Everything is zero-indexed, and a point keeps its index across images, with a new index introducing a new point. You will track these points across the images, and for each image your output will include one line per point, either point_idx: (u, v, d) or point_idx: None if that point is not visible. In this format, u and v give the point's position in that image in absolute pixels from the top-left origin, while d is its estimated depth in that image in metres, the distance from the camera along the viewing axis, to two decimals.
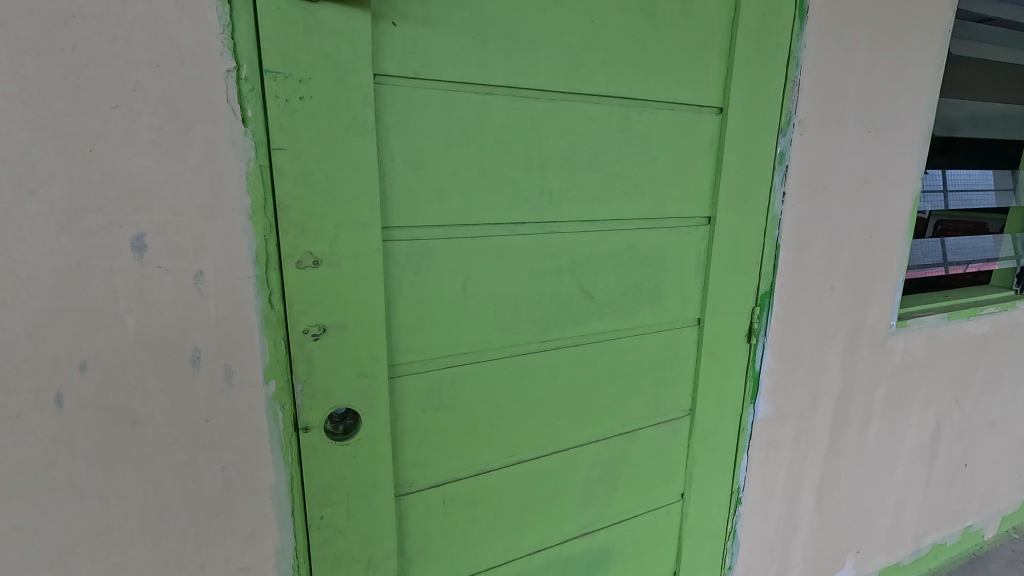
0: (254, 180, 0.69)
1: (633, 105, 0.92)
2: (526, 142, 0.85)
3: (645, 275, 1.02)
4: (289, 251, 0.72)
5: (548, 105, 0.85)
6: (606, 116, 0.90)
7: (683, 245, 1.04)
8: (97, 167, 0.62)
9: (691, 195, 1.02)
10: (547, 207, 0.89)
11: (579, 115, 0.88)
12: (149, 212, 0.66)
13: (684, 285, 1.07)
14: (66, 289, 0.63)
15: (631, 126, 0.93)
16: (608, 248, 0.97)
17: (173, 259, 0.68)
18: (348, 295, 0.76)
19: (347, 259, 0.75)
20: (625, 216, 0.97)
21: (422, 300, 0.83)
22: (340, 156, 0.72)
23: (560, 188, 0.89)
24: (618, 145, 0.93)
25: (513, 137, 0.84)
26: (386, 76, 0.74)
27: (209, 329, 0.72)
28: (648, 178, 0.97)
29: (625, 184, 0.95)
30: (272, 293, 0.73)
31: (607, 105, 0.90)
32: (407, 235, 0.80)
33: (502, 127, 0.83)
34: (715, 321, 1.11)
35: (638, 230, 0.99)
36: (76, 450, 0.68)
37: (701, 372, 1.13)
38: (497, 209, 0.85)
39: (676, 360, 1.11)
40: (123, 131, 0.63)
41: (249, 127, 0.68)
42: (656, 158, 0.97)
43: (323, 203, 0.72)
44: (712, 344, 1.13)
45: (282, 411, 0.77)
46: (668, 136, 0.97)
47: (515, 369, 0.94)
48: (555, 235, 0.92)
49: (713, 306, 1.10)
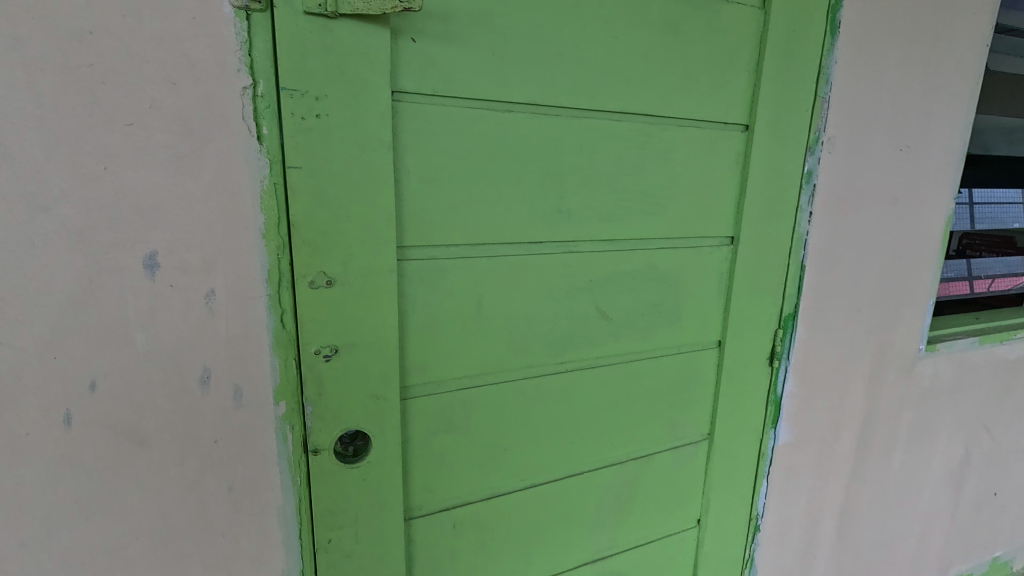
0: (268, 199, 0.68)
1: (655, 122, 0.90)
2: (545, 160, 0.83)
3: (665, 297, 0.99)
4: (302, 271, 0.70)
5: (568, 122, 0.83)
6: (628, 134, 0.88)
7: (704, 266, 1.01)
8: (111, 184, 0.61)
9: (714, 214, 0.99)
10: (566, 227, 0.87)
11: (600, 132, 0.86)
12: (161, 230, 0.65)
13: (704, 306, 1.03)
14: (77, 308, 0.63)
15: (653, 145, 0.90)
16: (628, 270, 0.94)
17: (184, 278, 0.67)
18: (361, 315, 0.75)
19: (361, 279, 0.73)
20: (646, 236, 0.94)
21: (436, 320, 0.81)
22: (356, 175, 0.70)
23: (579, 207, 0.87)
24: (640, 164, 0.90)
25: (532, 155, 0.82)
26: (404, 94, 0.72)
27: (219, 349, 0.70)
28: (669, 198, 0.94)
29: (647, 204, 0.92)
30: (283, 313, 0.72)
31: (629, 123, 0.88)
32: (422, 254, 0.78)
33: (520, 145, 0.80)
34: (736, 344, 1.08)
35: (659, 250, 0.96)
36: (83, 468, 0.67)
37: (721, 396, 1.10)
38: (515, 228, 0.83)
39: (695, 383, 1.08)
40: (138, 149, 0.62)
41: (264, 144, 0.67)
42: (678, 178, 0.94)
43: (337, 222, 0.70)
44: (732, 366, 1.09)
45: (291, 432, 0.76)
46: (691, 155, 0.94)
47: (529, 392, 0.91)
48: (573, 255, 0.89)
49: (735, 328, 1.06)
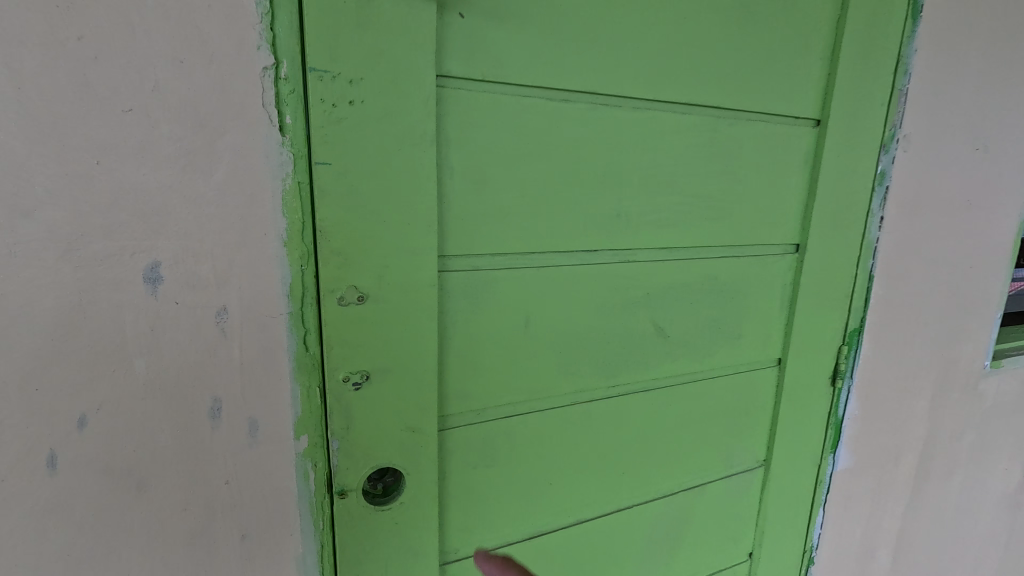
0: (291, 201, 0.58)
1: (722, 116, 0.79)
2: (603, 157, 0.72)
3: (726, 312, 0.89)
4: (330, 285, 0.60)
5: (629, 114, 0.73)
6: (694, 129, 0.78)
7: (768, 277, 0.91)
8: (107, 182, 0.51)
9: (780, 219, 0.89)
10: (623, 234, 0.77)
11: (663, 126, 0.76)
12: (166, 238, 0.54)
13: (767, 322, 0.93)
14: (66, 330, 0.52)
15: (721, 141, 0.80)
16: (688, 282, 0.84)
17: (192, 294, 0.57)
18: (396, 337, 0.64)
19: (397, 295, 0.63)
20: (709, 244, 0.84)
21: (479, 341, 0.71)
22: (394, 173, 0.60)
23: (639, 211, 0.77)
24: (705, 163, 0.80)
25: (590, 152, 0.71)
26: (449, 78, 0.62)
27: (232, 376, 0.60)
28: (735, 201, 0.84)
29: (711, 208, 0.82)
30: (307, 334, 0.62)
31: (695, 116, 0.78)
32: (465, 265, 0.68)
33: (576, 140, 0.70)
34: (797, 362, 0.98)
35: (721, 260, 0.86)
36: (72, 518, 0.57)
37: (780, 420, 1.00)
38: (567, 236, 0.73)
39: (752, 405, 0.98)
40: (138, 141, 0.51)
41: (287, 136, 0.56)
42: (745, 179, 0.84)
43: (372, 229, 0.60)
44: (793, 387, 0.99)
45: (314, 471, 0.66)
46: (759, 153, 0.84)
47: (578, 419, 0.81)
48: (630, 265, 0.79)
49: (797, 345, 0.96)
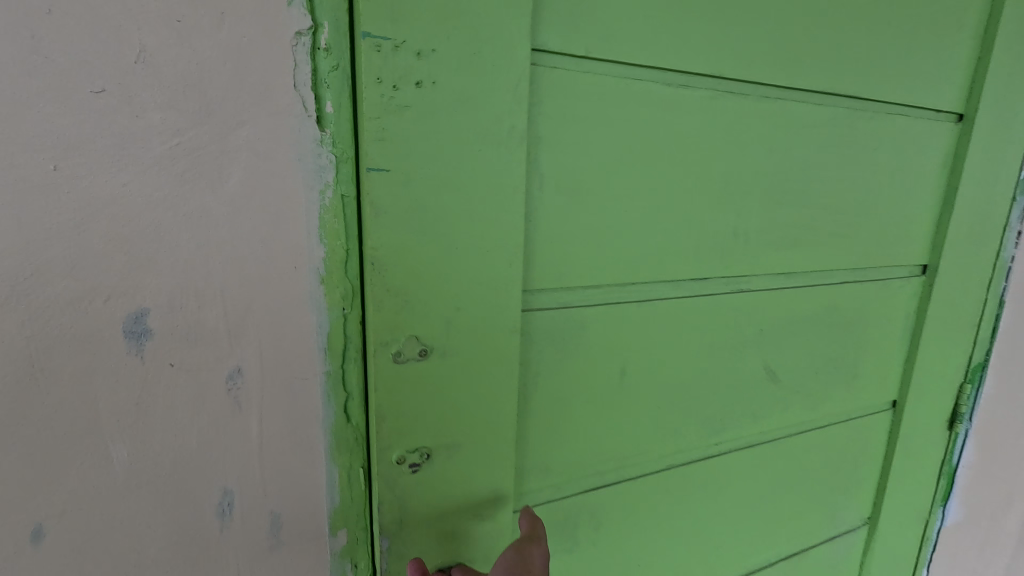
0: (331, 221, 0.42)
1: (860, 108, 0.63)
2: (722, 161, 0.56)
3: (843, 348, 0.73)
4: (383, 338, 0.44)
5: (758, 106, 0.56)
6: (829, 124, 0.61)
7: (891, 305, 0.75)
8: (71, 197, 0.35)
9: (909, 236, 0.73)
10: (739, 257, 0.61)
11: (794, 121, 0.59)
12: (157, 276, 0.38)
13: (884, 358, 0.77)
14: (16, 406, 0.37)
15: (857, 140, 0.64)
16: (805, 314, 0.68)
17: (193, 352, 0.40)
18: (466, 400, 0.48)
19: (469, 346, 0.47)
20: (831, 267, 0.68)
21: (565, 398, 0.55)
22: (473, 183, 0.43)
23: (758, 229, 0.61)
24: (837, 168, 0.64)
25: (709, 154, 0.55)
26: (545, 53, 0.45)
27: (248, 459, 0.44)
28: (865, 214, 0.68)
29: (838, 223, 0.66)
30: (348, 398, 0.46)
31: (832, 108, 0.61)
32: (553, 302, 0.51)
33: (694, 138, 0.54)
34: (915, 405, 0.82)
35: (843, 286, 0.70)
36: None
37: (892, 472, 0.84)
38: (676, 261, 0.57)
39: (862, 456, 0.82)
40: (116, 138, 0.35)
41: (327, 131, 0.40)
42: (878, 187, 0.68)
43: (441, 259, 0.44)
44: (909, 433, 0.83)
45: (355, 571, 0.50)
46: (895, 155, 0.68)
47: (673, 486, 0.65)
48: (743, 296, 0.63)
49: (917, 385, 0.81)
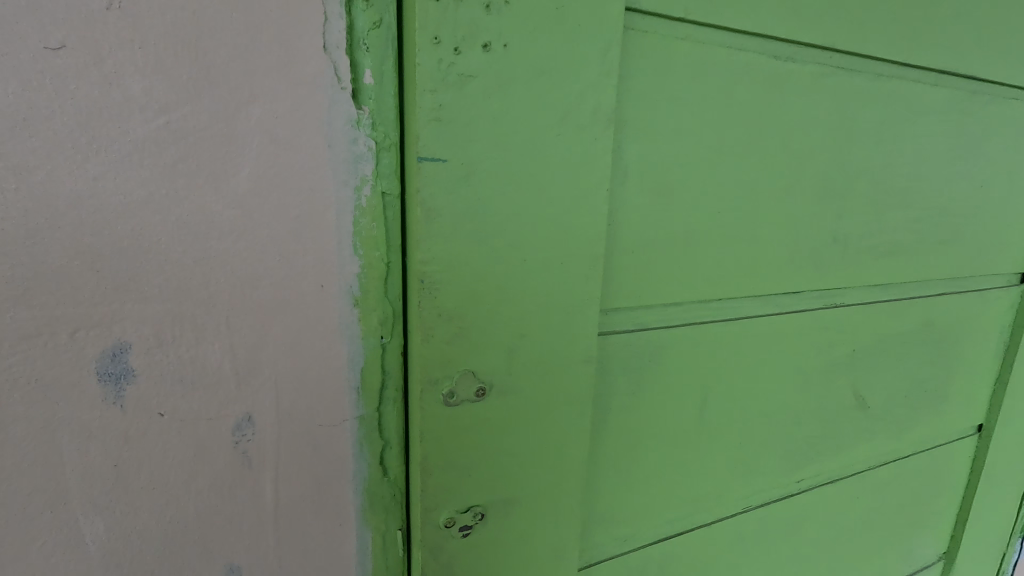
0: (369, 227, 0.32)
1: (976, 92, 0.54)
2: (827, 152, 0.47)
3: (934, 368, 0.64)
4: (432, 375, 0.34)
5: (869, 86, 0.47)
6: (941, 110, 0.52)
7: (986, 318, 0.66)
8: (19, 196, 0.26)
9: (1012, 240, 0.64)
10: (836, 267, 0.51)
11: (905, 106, 0.50)
12: (141, 301, 0.29)
13: (975, 378, 0.68)
14: None
15: (968, 130, 0.55)
16: (899, 331, 0.59)
17: (190, 397, 0.31)
18: (529, 447, 0.39)
19: (535, 382, 0.38)
20: (930, 277, 0.59)
21: (637, 436, 0.46)
22: (549, 177, 0.34)
23: (858, 233, 0.52)
24: (945, 162, 0.54)
25: (813, 144, 0.46)
26: (638, 14, 0.36)
27: (260, 528, 0.35)
28: (969, 216, 0.59)
29: (940, 226, 0.57)
30: (386, 448, 0.37)
31: (946, 91, 0.52)
32: (629, 324, 0.42)
33: (799, 125, 0.44)
34: (1003, 429, 0.73)
35: (940, 298, 0.61)
36: None
37: (973, 503, 0.75)
38: (769, 273, 0.47)
39: (943, 487, 0.73)
40: (82, 115, 0.26)
41: (365, 109, 0.31)
42: (986, 184, 0.58)
43: (506, 274, 0.34)
44: (994, 461, 0.74)
45: None
46: (1008, 146, 0.58)
47: (749, 531, 0.56)
48: (837, 311, 0.54)
49: (1005, 407, 0.72)
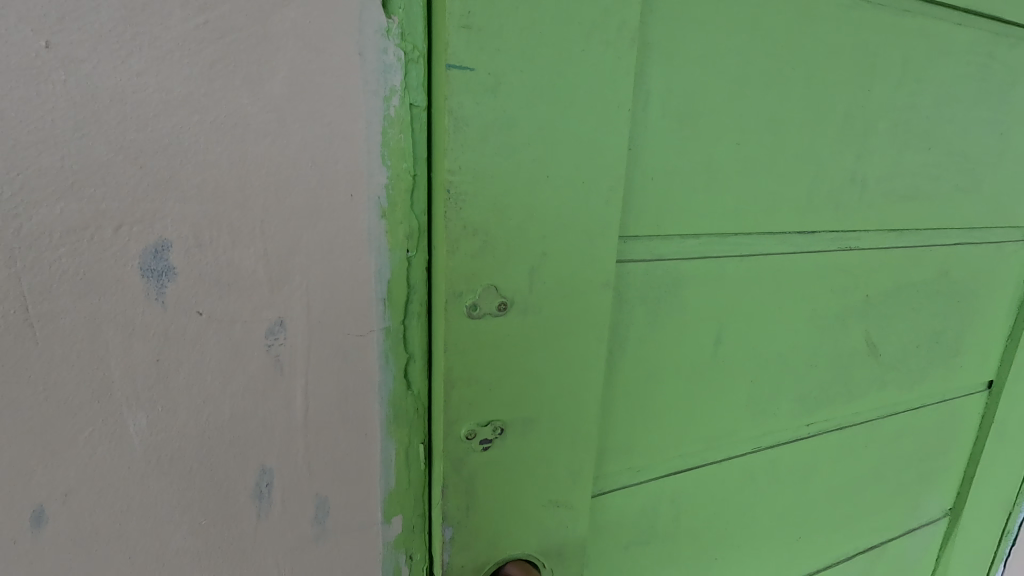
0: (397, 137, 0.33)
1: (1001, 33, 0.53)
2: (848, 88, 0.47)
3: (948, 321, 0.64)
4: (457, 287, 0.35)
5: (892, 22, 0.47)
6: (966, 51, 0.52)
7: (1003, 273, 0.66)
8: (68, 89, 0.27)
9: None
10: (854, 209, 0.52)
11: (928, 45, 0.49)
12: (180, 200, 0.30)
13: (988, 334, 0.69)
14: (8, 361, 0.29)
15: (992, 73, 0.54)
16: (914, 279, 0.59)
17: (225, 299, 0.32)
18: (548, 368, 0.40)
19: (556, 301, 0.38)
20: (948, 226, 0.59)
21: (652, 368, 0.47)
22: (573, 92, 0.34)
23: (876, 175, 0.52)
24: (967, 106, 0.54)
25: (834, 79, 0.46)
26: None
27: (290, 433, 0.36)
28: (989, 166, 0.58)
29: (960, 174, 0.57)
30: (410, 361, 0.38)
31: (971, 32, 0.51)
32: (648, 253, 0.43)
33: (820, 57, 0.44)
34: (1016, 387, 0.73)
35: (956, 249, 0.61)
36: None
37: (981, 460, 0.76)
38: (787, 210, 0.48)
39: (952, 442, 0.73)
40: (126, 10, 0.27)
41: (395, 18, 0.32)
42: (1007, 132, 0.58)
43: (530, 190, 0.35)
44: (1005, 420, 0.75)
45: (410, 565, 0.43)
46: None
47: (759, 473, 0.58)
48: (854, 254, 0.54)
49: (1018, 364, 0.72)
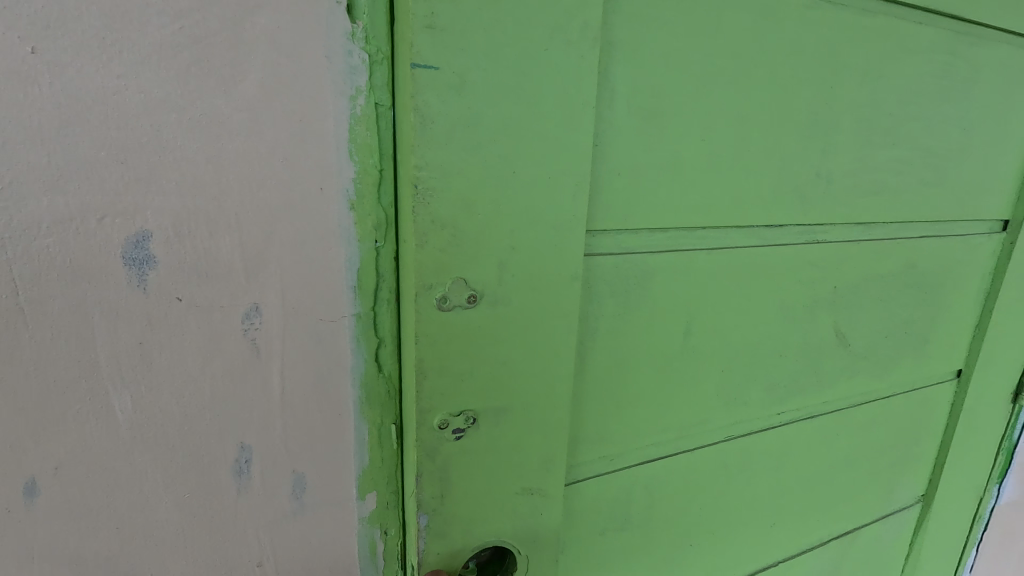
0: (364, 134, 0.36)
1: (965, 31, 0.55)
2: (813, 86, 0.49)
3: (915, 314, 0.66)
4: (426, 281, 0.38)
5: (855, 20, 0.49)
6: (929, 49, 0.54)
7: (968, 265, 0.68)
8: (53, 90, 0.29)
9: (994, 185, 0.65)
10: (820, 203, 0.54)
11: (892, 44, 0.51)
12: (160, 193, 0.32)
13: (955, 325, 0.71)
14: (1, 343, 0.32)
15: (957, 70, 0.56)
16: (880, 276, 0.61)
17: (203, 287, 0.35)
18: (517, 358, 0.42)
19: (520, 293, 0.41)
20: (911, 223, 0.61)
21: (623, 358, 0.49)
22: (533, 93, 0.36)
23: (842, 170, 0.54)
24: (932, 101, 0.56)
25: (796, 77, 0.48)
26: None
27: (267, 413, 0.39)
28: (953, 160, 0.60)
29: (925, 168, 0.59)
30: (380, 346, 0.40)
31: (933, 30, 0.53)
32: (612, 248, 0.45)
33: (784, 57, 0.46)
34: (983, 375, 0.75)
35: (922, 242, 0.63)
36: None
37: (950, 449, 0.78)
38: (754, 205, 0.50)
39: (923, 431, 0.76)
40: (106, 17, 0.29)
41: (359, 23, 0.34)
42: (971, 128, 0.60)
43: (496, 188, 0.37)
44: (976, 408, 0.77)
45: (385, 540, 0.45)
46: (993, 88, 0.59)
47: (732, 460, 0.60)
48: (820, 250, 0.56)
49: (986, 354, 0.74)
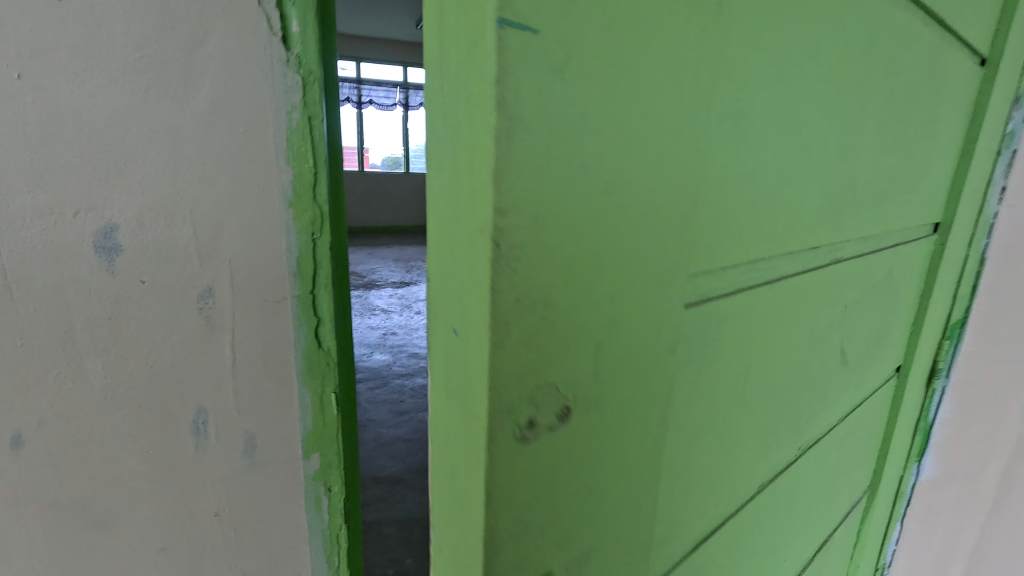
0: (299, 143, 0.42)
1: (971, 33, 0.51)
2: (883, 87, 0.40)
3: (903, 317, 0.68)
4: (504, 409, 0.21)
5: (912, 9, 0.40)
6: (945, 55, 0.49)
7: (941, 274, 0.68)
8: (37, 106, 0.36)
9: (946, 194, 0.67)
10: (872, 225, 0.47)
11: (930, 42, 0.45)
12: (126, 192, 0.39)
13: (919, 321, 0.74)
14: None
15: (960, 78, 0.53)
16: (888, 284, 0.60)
17: (163, 270, 0.41)
18: (619, 490, 0.27)
19: (634, 388, 0.26)
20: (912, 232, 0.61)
21: (711, 452, 0.35)
22: (659, 78, 0.22)
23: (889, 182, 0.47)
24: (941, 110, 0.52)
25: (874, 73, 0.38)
26: None
27: (219, 381, 0.45)
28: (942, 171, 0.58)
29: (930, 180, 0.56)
30: (320, 324, 0.47)
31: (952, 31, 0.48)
32: (715, 288, 0.30)
33: (870, 44, 0.36)
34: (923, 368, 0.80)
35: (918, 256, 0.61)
36: (25, 543, 0.45)
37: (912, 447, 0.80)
38: (832, 230, 0.40)
39: (897, 435, 0.77)
40: (79, 47, 0.36)
41: (293, 51, 0.41)
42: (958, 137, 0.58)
43: (603, 238, 0.22)
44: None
45: (328, 497, 0.52)
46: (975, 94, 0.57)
47: (787, 521, 0.52)
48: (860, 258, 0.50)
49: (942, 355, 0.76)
